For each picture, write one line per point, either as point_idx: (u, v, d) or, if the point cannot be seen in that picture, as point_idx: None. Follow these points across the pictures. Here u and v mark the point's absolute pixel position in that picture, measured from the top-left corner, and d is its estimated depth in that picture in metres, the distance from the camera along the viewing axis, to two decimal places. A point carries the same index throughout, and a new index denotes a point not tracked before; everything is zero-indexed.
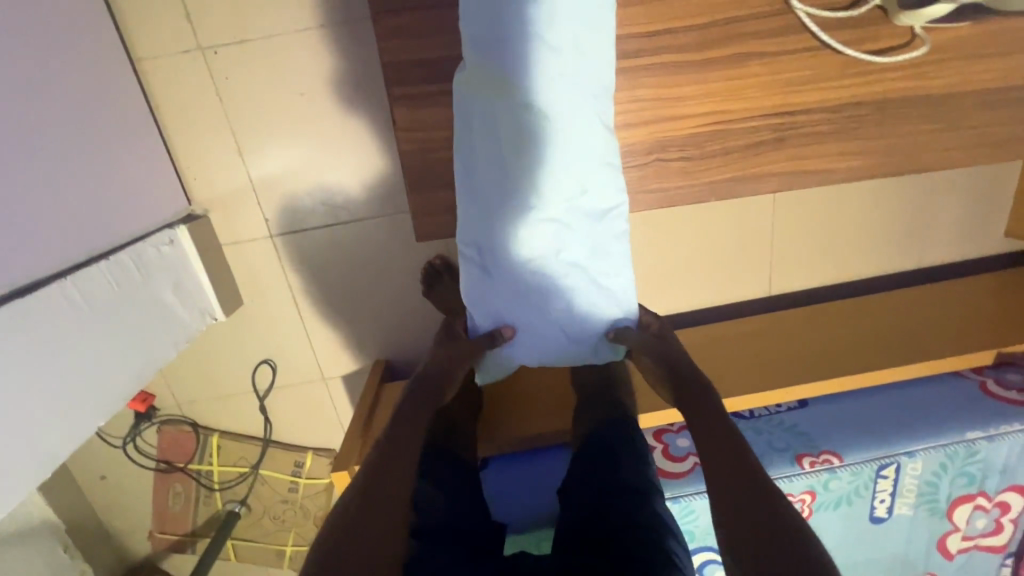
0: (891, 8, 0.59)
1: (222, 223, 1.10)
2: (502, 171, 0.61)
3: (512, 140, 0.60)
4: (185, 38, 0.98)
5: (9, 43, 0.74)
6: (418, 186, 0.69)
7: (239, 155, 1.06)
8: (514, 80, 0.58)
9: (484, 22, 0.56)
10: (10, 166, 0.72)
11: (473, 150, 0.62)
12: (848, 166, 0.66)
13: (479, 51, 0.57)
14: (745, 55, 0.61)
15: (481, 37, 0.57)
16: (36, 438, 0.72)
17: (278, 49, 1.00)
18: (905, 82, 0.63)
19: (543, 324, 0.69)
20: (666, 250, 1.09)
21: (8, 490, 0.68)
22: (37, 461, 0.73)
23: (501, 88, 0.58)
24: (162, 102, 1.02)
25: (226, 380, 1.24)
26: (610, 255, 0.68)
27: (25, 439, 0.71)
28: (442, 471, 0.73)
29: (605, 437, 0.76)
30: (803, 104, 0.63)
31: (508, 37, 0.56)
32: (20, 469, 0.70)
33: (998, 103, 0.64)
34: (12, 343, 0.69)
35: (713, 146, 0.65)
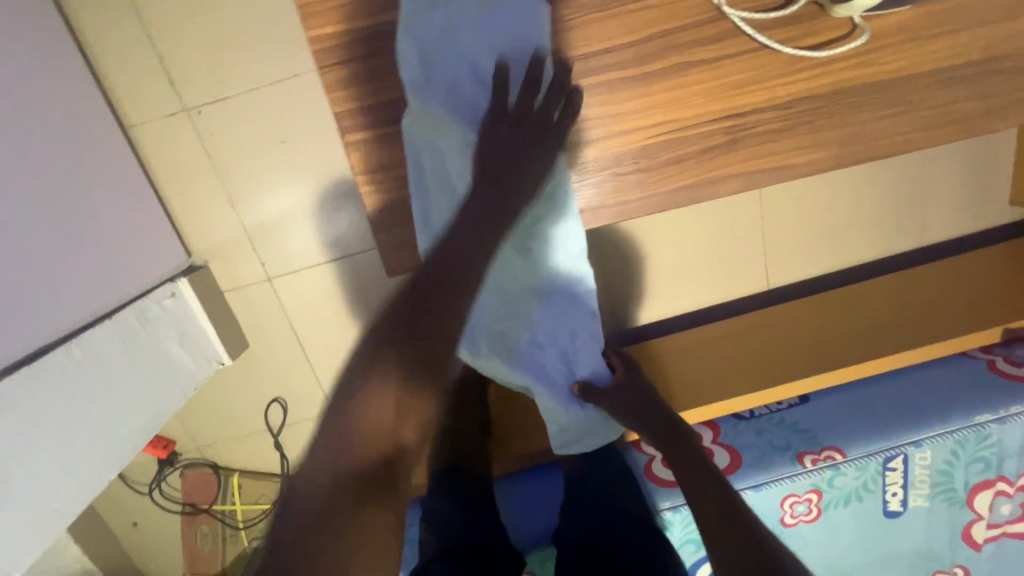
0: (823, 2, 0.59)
1: (222, 271, 1.15)
2: (460, 205, 0.63)
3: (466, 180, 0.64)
4: (170, 102, 1.04)
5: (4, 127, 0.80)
6: (384, 224, 0.70)
7: (232, 205, 1.10)
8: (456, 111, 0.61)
9: (423, 68, 0.60)
10: (14, 244, 0.77)
11: (430, 190, 0.64)
12: (808, 159, 0.66)
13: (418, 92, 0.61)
14: (685, 64, 0.62)
15: (420, 80, 0.60)
16: (48, 499, 0.77)
17: (256, 102, 1.04)
18: (853, 71, 0.62)
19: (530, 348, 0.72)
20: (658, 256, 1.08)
21: (25, 545, 0.73)
22: (50, 519, 0.77)
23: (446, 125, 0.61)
24: (156, 164, 1.07)
25: (240, 420, 1.28)
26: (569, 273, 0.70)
27: (38, 501, 0.75)
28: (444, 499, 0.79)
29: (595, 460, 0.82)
30: (752, 105, 0.63)
31: (446, 79, 0.60)
32: (35, 527, 0.75)
33: (954, 81, 0.63)
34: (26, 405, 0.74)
35: (667, 156, 0.65)
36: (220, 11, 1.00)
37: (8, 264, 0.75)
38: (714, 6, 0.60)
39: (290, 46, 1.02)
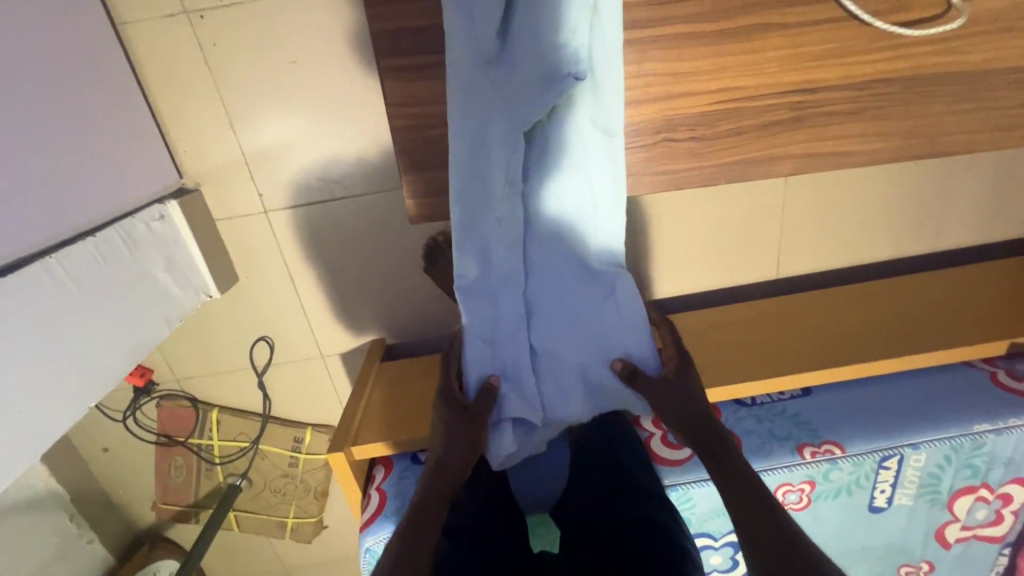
0: None
1: (215, 197, 1.07)
2: (482, 133, 0.65)
3: (513, 141, 0.64)
4: (170, 1, 0.94)
5: None
6: (427, 163, 0.75)
7: (230, 125, 1.02)
8: (476, 52, 0.61)
9: None
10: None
11: (453, 93, 0.63)
12: (867, 150, 0.68)
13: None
14: (765, 26, 0.63)
15: None
16: (22, 427, 0.71)
17: (269, 13, 0.94)
18: (933, 58, 0.64)
19: (553, 294, 0.77)
20: (669, 231, 1.04)
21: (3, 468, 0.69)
22: (24, 444, 0.72)
23: (455, 58, 0.62)
24: (148, 72, 0.98)
25: (223, 355, 1.23)
26: (596, 214, 0.71)
27: (13, 427, 0.70)
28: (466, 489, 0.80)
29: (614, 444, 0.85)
30: (820, 81, 0.65)
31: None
32: (12, 452, 0.70)
33: (1009, 83, 0.65)
34: (10, 314, 0.69)
35: (724, 126, 0.67)
36: None
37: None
38: None
39: None
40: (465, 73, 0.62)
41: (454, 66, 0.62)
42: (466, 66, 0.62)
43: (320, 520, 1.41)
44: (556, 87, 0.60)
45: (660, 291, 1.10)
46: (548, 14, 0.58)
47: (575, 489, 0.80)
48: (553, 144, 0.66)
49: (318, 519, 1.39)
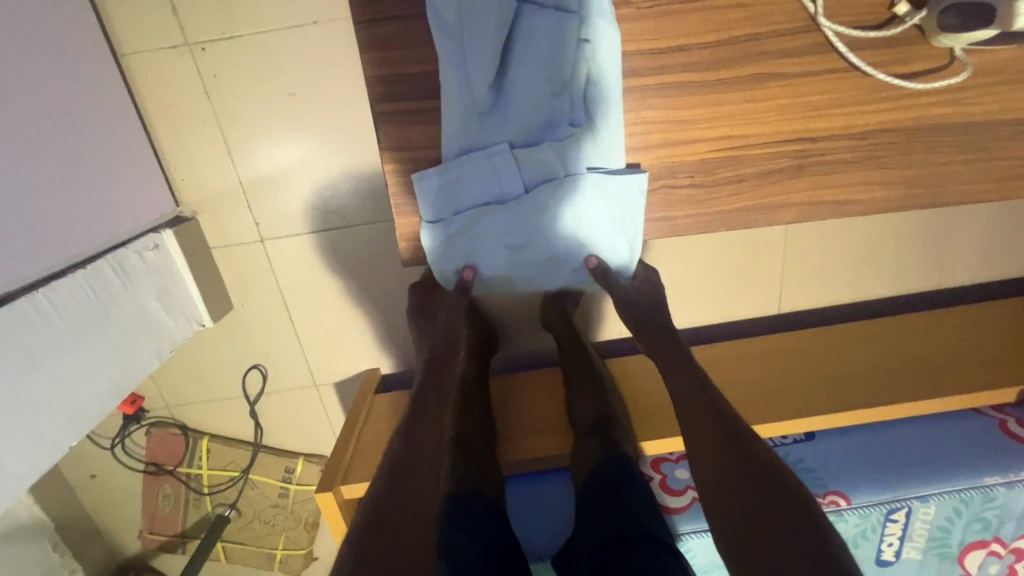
0: (929, 28, 0.60)
1: (211, 225, 1.06)
2: (471, 172, 0.66)
3: (509, 164, 0.66)
4: (172, 33, 0.94)
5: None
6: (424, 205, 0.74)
7: (228, 154, 1.01)
8: (469, 102, 0.64)
9: (472, 39, 0.61)
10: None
11: (447, 134, 0.65)
12: (871, 199, 0.67)
13: (445, 44, 0.62)
14: (765, 76, 0.63)
15: (451, 36, 0.62)
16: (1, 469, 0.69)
17: (270, 45, 0.95)
18: (935, 108, 0.63)
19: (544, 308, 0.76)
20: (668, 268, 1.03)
21: None
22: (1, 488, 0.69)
23: (445, 109, 0.64)
24: (148, 102, 0.98)
25: (215, 383, 1.22)
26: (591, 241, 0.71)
27: None
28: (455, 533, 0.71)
29: (613, 476, 0.75)
30: (820, 129, 0.65)
31: (467, 50, 0.62)
32: None
33: (1015, 133, 0.64)
34: None
35: (724, 173, 0.67)
36: None
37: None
38: (808, 16, 0.61)
39: None
40: (457, 119, 0.65)
41: (447, 111, 0.64)
42: (456, 114, 0.64)
43: (310, 553, 1.37)
44: (553, 132, 0.66)
45: None
46: (544, 67, 0.63)
47: (581, 541, 0.72)
48: (555, 170, 0.66)
49: (308, 552, 1.35)
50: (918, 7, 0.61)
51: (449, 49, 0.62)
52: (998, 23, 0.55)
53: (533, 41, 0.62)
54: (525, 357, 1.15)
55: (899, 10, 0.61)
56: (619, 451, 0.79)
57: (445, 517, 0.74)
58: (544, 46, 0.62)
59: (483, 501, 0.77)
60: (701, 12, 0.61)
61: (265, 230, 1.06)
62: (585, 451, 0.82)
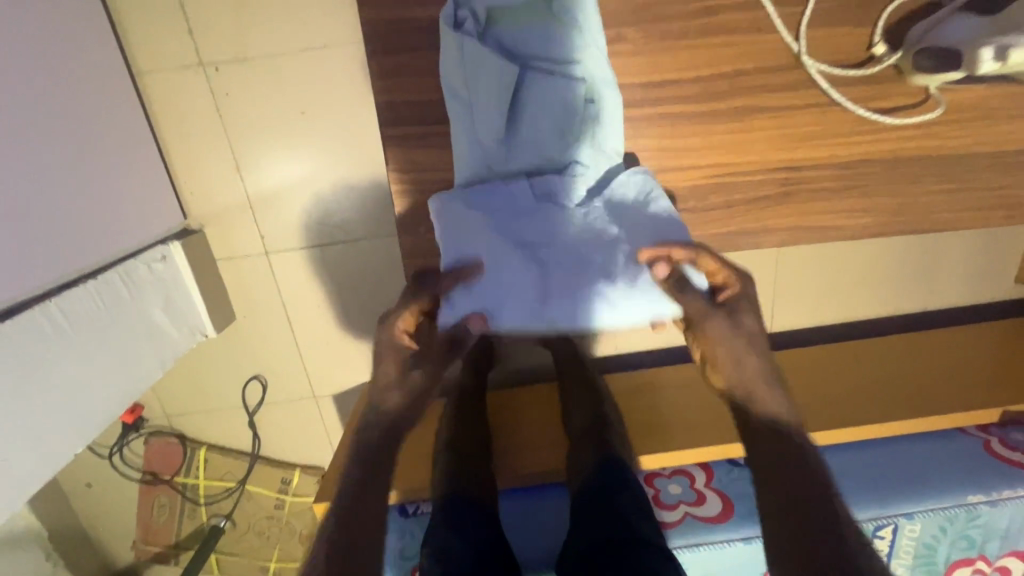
0: (905, 68, 0.64)
1: (217, 238, 1.09)
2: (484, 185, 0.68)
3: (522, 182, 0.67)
4: (186, 54, 0.98)
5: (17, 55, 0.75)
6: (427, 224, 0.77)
7: (236, 169, 1.04)
8: (479, 155, 0.68)
9: (479, 94, 0.64)
10: (12, 184, 0.72)
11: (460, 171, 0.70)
12: (856, 225, 0.70)
13: (454, 103, 0.66)
14: (753, 109, 0.67)
15: (458, 94, 0.66)
16: (7, 475, 0.70)
17: (281, 66, 0.98)
18: (914, 142, 0.67)
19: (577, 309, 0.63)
20: None
21: None
22: (6, 493, 0.70)
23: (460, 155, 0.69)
24: (160, 118, 1.01)
25: (215, 393, 1.23)
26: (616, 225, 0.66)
27: None
28: (448, 535, 0.73)
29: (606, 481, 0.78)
30: (806, 160, 0.68)
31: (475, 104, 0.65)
32: None
33: (990, 165, 0.68)
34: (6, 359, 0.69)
35: (715, 199, 0.70)
36: None
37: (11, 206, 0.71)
38: (793, 54, 0.65)
39: (332, 12, 0.97)
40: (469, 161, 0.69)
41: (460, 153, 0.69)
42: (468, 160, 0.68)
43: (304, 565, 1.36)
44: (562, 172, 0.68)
45: (653, 344, 1.12)
46: (552, 120, 0.65)
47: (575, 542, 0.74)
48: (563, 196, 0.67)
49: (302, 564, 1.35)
50: (895, 49, 0.65)
51: (458, 106, 0.66)
52: (965, 68, 0.59)
53: (541, 97, 0.64)
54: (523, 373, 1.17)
55: (876, 51, 0.65)
56: (613, 457, 0.81)
57: (440, 519, 0.76)
58: (549, 106, 0.65)
59: (477, 504, 0.79)
60: (693, 49, 0.65)
61: (270, 244, 1.09)
62: (580, 455, 0.85)
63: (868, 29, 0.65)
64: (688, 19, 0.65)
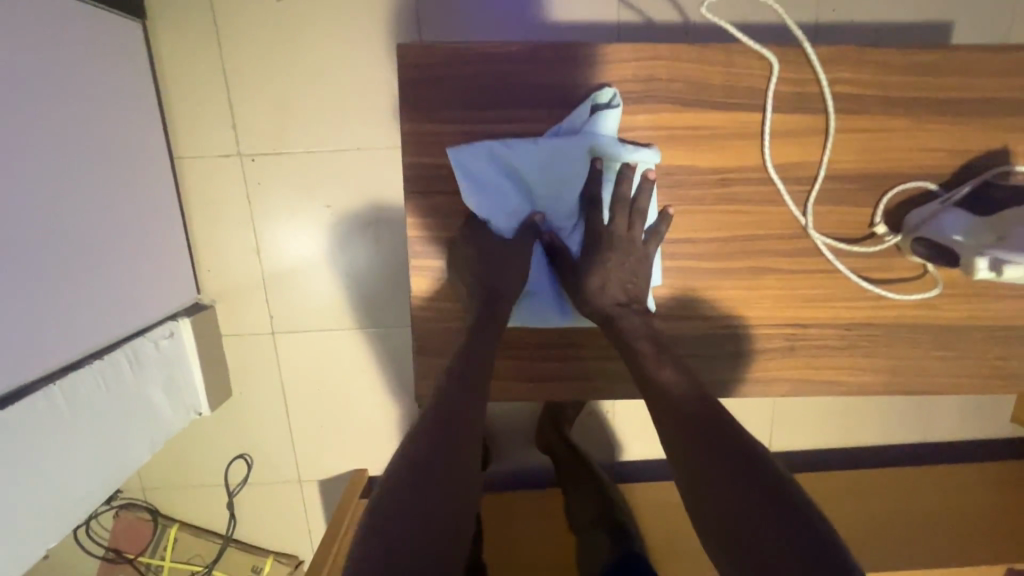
0: (905, 248, 0.69)
1: (227, 316, 1.10)
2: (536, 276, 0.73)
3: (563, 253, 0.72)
4: (227, 145, 1.04)
5: (69, 145, 0.79)
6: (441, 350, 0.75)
7: (256, 251, 1.07)
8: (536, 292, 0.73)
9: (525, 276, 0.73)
10: (40, 267, 0.74)
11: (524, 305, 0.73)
12: (857, 380, 0.72)
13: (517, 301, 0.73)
14: (763, 269, 0.70)
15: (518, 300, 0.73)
16: None
17: (314, 164, 1.04)
18: (914, 311, 0.70)
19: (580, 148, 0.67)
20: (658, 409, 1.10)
21: None
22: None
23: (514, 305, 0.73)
24: (191, 200, 1.05)
25: (198, 469, 1.19)
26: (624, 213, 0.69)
27: None
28: None
29: None
30: (811, 318, 0.71)
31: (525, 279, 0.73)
32: None
33: (988, 338, 0.71)
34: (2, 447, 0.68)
35: (725, 346, 0.72)
36: (302, 73, 1.01)
37: (35, 289, 0.73)
38: (800, 225, 0.70)
39: (369, 121, 1.03)
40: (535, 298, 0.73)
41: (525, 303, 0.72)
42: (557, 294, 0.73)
43: None
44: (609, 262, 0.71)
45: (648, 456, 1.13)
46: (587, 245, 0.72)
47: None
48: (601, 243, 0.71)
49: None
50: (895, 229, 0.70)
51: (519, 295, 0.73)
52: (964, 269, 0.64)
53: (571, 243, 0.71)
54: (517, 473, 1.15)
55: (877, 229, 0.69)
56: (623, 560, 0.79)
57: None
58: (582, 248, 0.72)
59: None
60: (707, 212, 0.70)
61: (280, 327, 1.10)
62: None
63: (869, 209, 0.70)
64: (706, 187, 0.69)
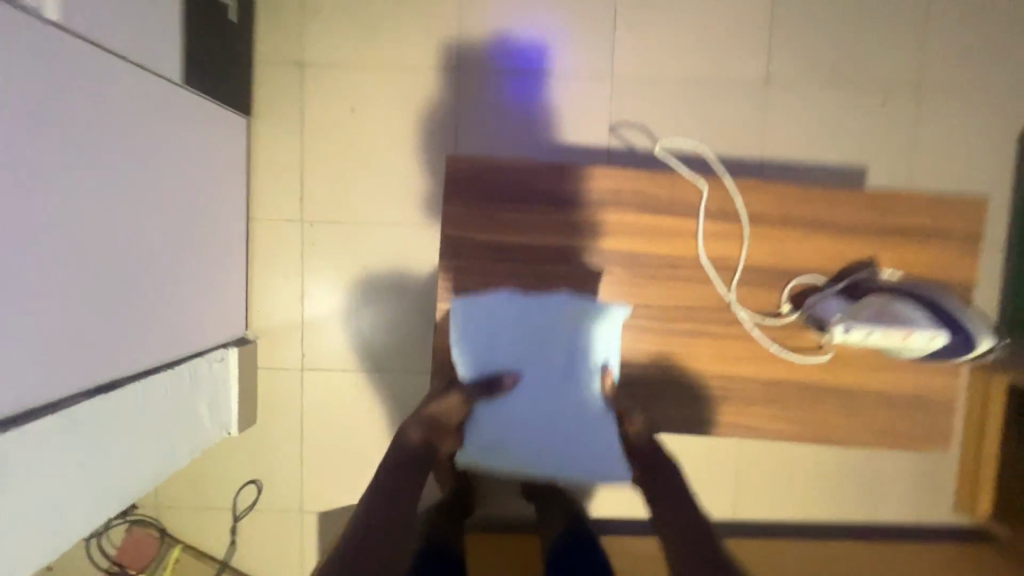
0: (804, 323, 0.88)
1: (266, 350, 1.29)
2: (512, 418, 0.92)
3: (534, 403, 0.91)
4: (292, 212, 1.29)
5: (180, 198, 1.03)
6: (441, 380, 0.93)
7: (301, 298, 1.29)
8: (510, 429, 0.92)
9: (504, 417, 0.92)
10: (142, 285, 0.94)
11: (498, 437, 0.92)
12: (776, 427, 0.90)
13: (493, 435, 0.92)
14: (700, 333, 0.90)
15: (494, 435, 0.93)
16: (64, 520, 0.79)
17: (359, 232, 1.29)
18: (818, 374, 0.89)
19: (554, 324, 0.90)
20: None
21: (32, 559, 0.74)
22: (66, 533, 0.80)
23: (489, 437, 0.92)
24: (256, 252, 1.29)
25: (211, 491, 1.31)
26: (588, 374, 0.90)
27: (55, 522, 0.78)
28: None
29: None
30: (738, 373, 0.90)
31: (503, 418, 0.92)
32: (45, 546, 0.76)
33: (880, 403, 0.89)
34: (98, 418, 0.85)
35: (669, 390, 0.91)
36: (359, 162, 1.29)
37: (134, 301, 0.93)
38: (725, 299, 0.90)
39: (407, 202, 1.29)
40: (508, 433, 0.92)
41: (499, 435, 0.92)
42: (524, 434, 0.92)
43: None
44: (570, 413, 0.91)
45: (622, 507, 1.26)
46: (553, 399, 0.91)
47: None
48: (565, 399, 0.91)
49: None
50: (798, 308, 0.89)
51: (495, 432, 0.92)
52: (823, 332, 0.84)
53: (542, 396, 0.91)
54: (501, 516, 1.26)
55: (784, 309, 0.89)
56: None
57: None
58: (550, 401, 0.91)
59: None
60: (659, 286, 0.90)
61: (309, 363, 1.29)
62: None
63: (776, 294, 0.89)
64: (657, 266, 0.90)
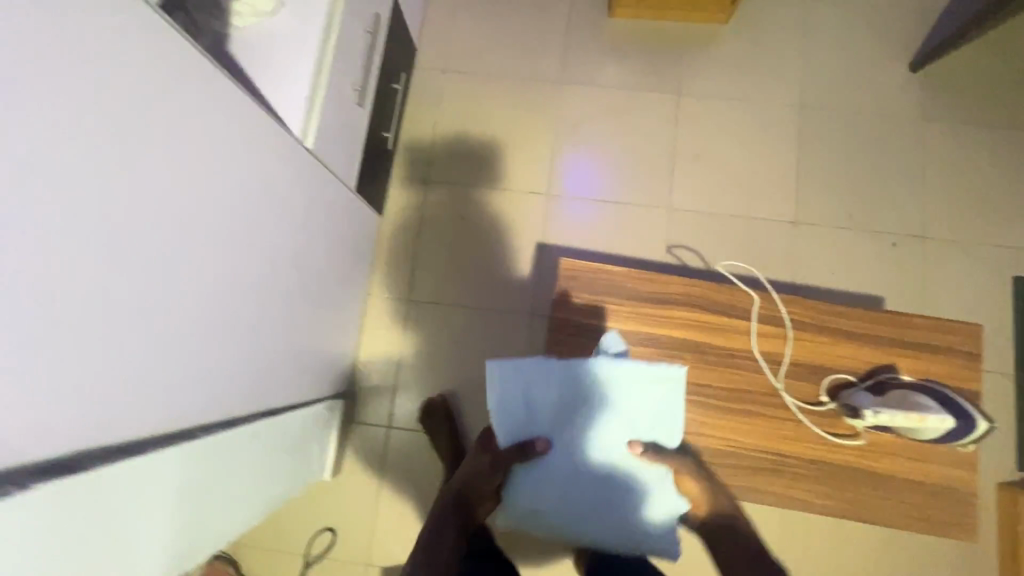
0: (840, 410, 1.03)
1: (361, 407, 1.50)
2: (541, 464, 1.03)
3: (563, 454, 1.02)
4: (401, 291, 1.56)
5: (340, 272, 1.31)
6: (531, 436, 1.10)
7: (398, 363, 1.52)
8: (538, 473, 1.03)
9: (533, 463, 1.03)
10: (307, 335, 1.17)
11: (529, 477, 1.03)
12: (821, 504, 1.03)
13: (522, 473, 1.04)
14: (755, 412, 1.05)
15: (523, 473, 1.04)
16: (237, 513, 0.94)
17: (453, 312, 1.54)
18: (856, 459, 1.03)
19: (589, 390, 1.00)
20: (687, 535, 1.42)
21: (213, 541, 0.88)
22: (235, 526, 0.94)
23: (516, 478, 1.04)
24: (367, 321, 1.55)
25: (288, 533, 1.44)
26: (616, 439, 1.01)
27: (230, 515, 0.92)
28: None
29: None
30: (788, 452, 1.04)
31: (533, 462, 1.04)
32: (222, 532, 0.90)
33: (909, 491, 1.02)
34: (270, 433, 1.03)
35: (728, 460, 1.04)
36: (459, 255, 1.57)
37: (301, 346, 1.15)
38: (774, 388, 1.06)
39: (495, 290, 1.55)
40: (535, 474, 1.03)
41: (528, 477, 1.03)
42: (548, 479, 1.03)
43: None
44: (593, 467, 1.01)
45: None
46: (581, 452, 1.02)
47: None
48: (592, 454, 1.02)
49: None
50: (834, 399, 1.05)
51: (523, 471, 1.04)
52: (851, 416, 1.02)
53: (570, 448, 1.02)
54: None
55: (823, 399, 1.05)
56: None
57: None
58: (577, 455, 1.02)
59: None
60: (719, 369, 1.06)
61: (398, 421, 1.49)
62: None
63: (815, 387, 1.06)
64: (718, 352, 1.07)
